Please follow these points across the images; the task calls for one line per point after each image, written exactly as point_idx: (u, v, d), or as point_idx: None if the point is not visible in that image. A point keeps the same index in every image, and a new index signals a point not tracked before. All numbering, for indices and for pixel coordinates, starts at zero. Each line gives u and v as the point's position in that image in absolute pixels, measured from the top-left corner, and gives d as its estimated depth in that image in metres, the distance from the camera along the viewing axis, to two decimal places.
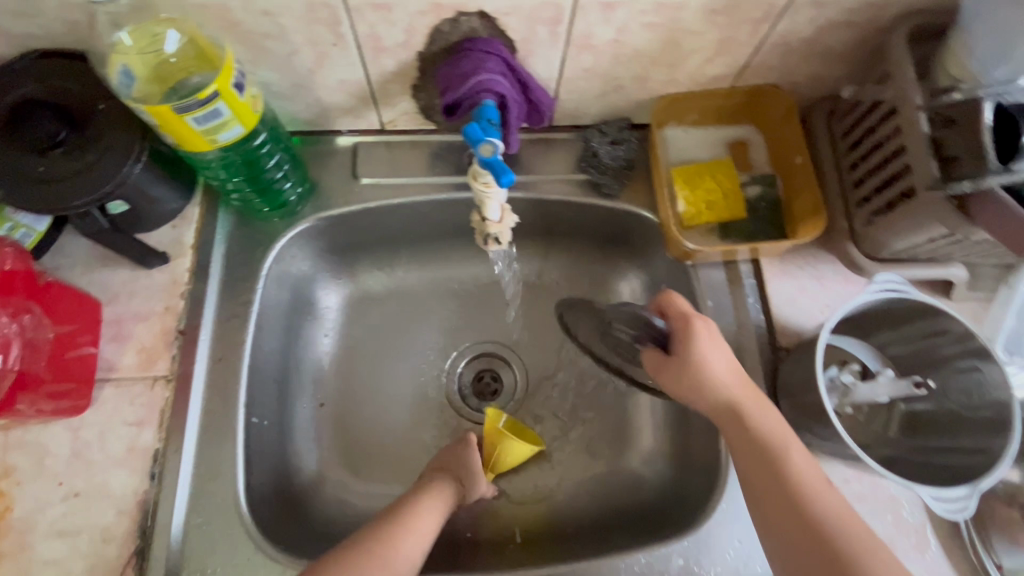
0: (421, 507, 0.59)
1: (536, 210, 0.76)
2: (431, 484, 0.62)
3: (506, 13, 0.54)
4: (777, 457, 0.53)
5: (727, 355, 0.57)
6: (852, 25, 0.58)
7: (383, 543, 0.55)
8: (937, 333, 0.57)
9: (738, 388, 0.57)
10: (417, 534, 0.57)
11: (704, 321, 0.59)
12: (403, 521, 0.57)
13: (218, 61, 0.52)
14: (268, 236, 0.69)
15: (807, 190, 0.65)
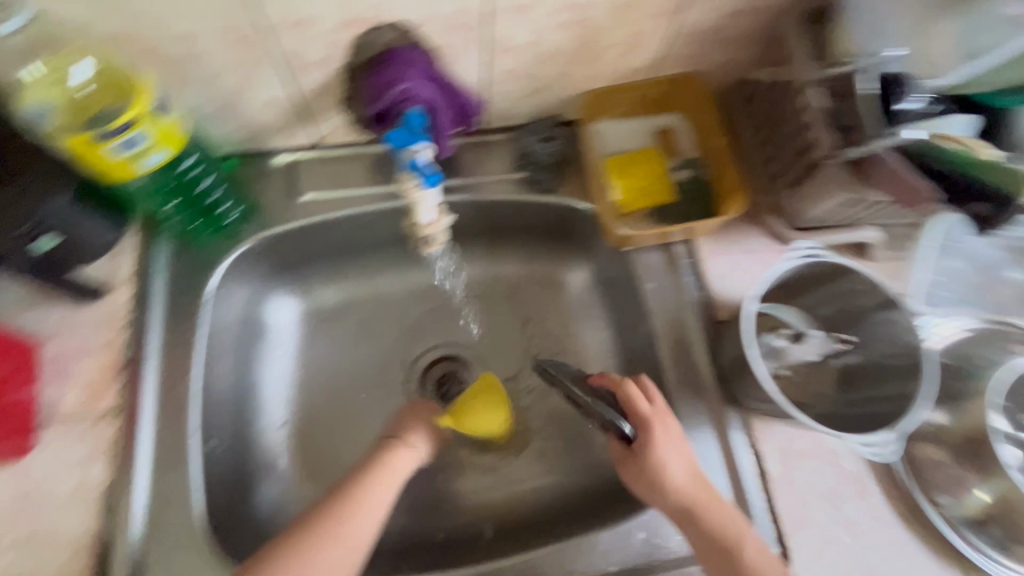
0: (383, 469, 0.60)
1: (479, 211, 0.77)
2: (391, 447, 0.63)
3: (423, 23, 0.56)
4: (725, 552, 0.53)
5: (681, 455, 0.57)
6: (750, 12, 0.62)
7: (353, 509, 0.56)
8: (854, 292, 0.61)
9: (693, 481, 0.56)
10: (382, 496, 0.58)
11: (660, 420, 0.58)
12: (367, 483, 0.58)
13: (127, 85, 0.51)
14: (209, 260, 0.68)
15: (729, 169, 0.69)
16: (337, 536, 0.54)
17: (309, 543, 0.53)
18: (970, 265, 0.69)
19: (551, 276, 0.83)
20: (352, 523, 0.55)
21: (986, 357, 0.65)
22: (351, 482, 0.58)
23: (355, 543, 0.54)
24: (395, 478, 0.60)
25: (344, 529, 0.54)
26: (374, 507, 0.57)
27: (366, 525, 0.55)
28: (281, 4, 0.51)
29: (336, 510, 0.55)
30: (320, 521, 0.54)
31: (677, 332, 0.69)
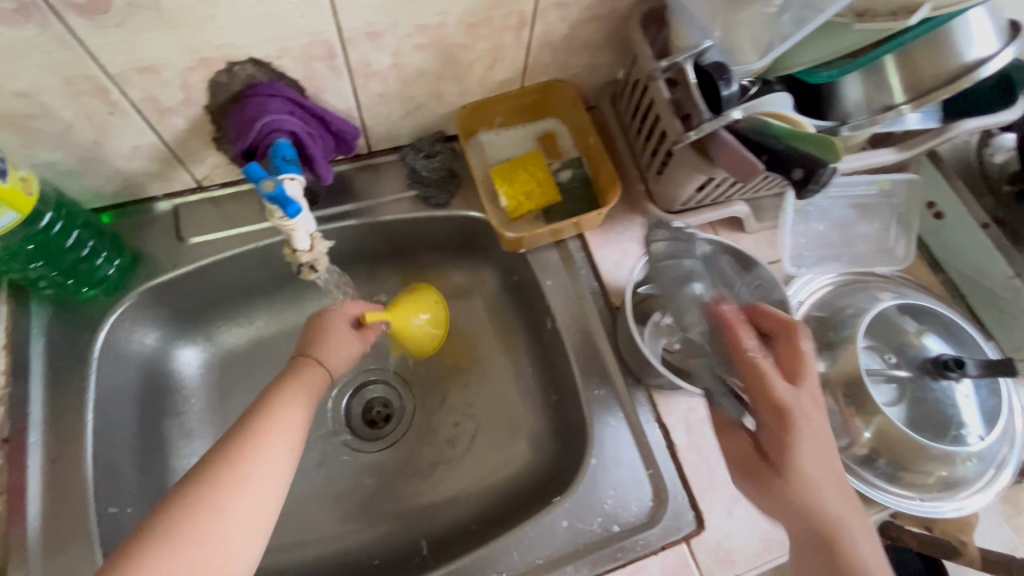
0: (294, 387, 0.55)
1: (378, 233, 0.78)
2: (300, 367, 0.58)
3: (278, 57, 0.57)
4: (845, 555, 0.47)
5: (824, 462, 0.48)
6: (597, 18, 0.66)
7: (275, 432, 0.51)
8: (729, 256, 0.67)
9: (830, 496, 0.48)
10: (298, 414, 0.53)
11: (809, 415, 0.49)
12: (279, 403, 0.53)
13: None
14: (94, 316, 0.65)
15: (604, 164, 0.73)
16: (261, 452, 0.49)
17: (227, 476, 0.46)
18: (827, 226, 0.77)
19: (461, 286, 0.85)
20: (274, 444, 0.50)
21: (855, 306, 0.71)
22: (261, 407, 0.53)
23: (280, 466, 0.49)
24: (309, 395, 0.56)
25: (266, 455, 0.49)
26: (294, 427, 0.52)
27: (289, 446, 0.51)
28: (121, 51, 0.51)
29: (253, 437, 0.49)
30: (234, 449, 0.48)
31: (580, 324, 0.72)
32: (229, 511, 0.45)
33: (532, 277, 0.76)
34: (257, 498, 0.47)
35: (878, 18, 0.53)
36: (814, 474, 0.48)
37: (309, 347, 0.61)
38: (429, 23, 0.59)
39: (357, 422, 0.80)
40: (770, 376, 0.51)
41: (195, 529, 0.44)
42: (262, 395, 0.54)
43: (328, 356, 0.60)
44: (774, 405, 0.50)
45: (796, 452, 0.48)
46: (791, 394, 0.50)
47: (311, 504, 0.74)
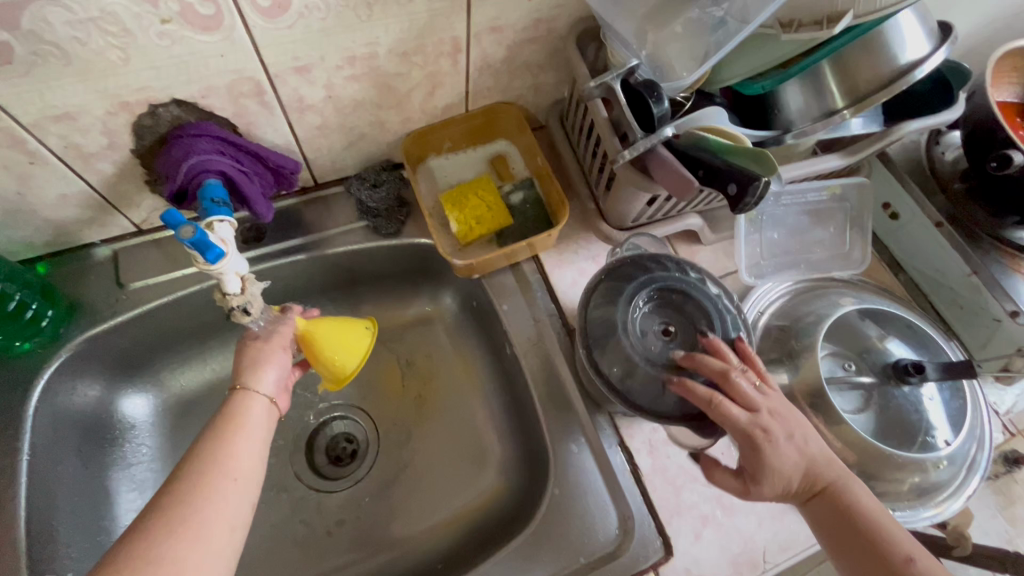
0: (237, 426, 0.51)
1: (330, 266, 0.76)
2: (240, 402, 0.52)
3: (203, 96, 0.55)
4: (843, 500, 0.52)
5: (793, 441, 0.52)
6: (534, 39, 0.66)
7: (224, 482, 0.46)
8: (669, 286, 0.59)
9: (809, 457, 0.53)
10: (247, 456, 0.49)
11: (766, 427, 0.52)
12: (223, 446, 0.48)
13: None
14: (29, 372, 0.62)
15: (553, 184, 0.73)
16: (205, 503, 0.44)
17: (169, 544, 0.41)
18: (782, 233, 0.76)
19: (421, 314, 0.84)
20: (221, 494, 0.45)
21: (814, 313, 0.69)
22: (199, 454, 0.47)
23: (232, 518, 0.45)
24: (255, 430, 0.51)
25: (215, 507, 0.44)
26: (245, 471, 0.48)
27: (244, 492, 0.47)
28: (33, 100, 0.49)
29: (198, 492, 0.44)
30: (174, 511, 0.43)
31: (539, 348, 0.70)
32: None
33: (489, 301, 0.74)
34: (209, 562, 0.42)
35: (802, 28, 0.53)
36: (791, 460, 0.52)
37: (241, 376, 0.55)
38: (359, 54, 0.58)
39: (319, 460, 0.77)
40: (731, 410, 0.51)
41: None
42: (200, 439, 0.49)
43: (264, 380, 0.55)
44: (745, 430, 0.51)
45: (772, 455, 0.51)
46: (749, 415, 0.52)
47: (269, 551, 0.70)
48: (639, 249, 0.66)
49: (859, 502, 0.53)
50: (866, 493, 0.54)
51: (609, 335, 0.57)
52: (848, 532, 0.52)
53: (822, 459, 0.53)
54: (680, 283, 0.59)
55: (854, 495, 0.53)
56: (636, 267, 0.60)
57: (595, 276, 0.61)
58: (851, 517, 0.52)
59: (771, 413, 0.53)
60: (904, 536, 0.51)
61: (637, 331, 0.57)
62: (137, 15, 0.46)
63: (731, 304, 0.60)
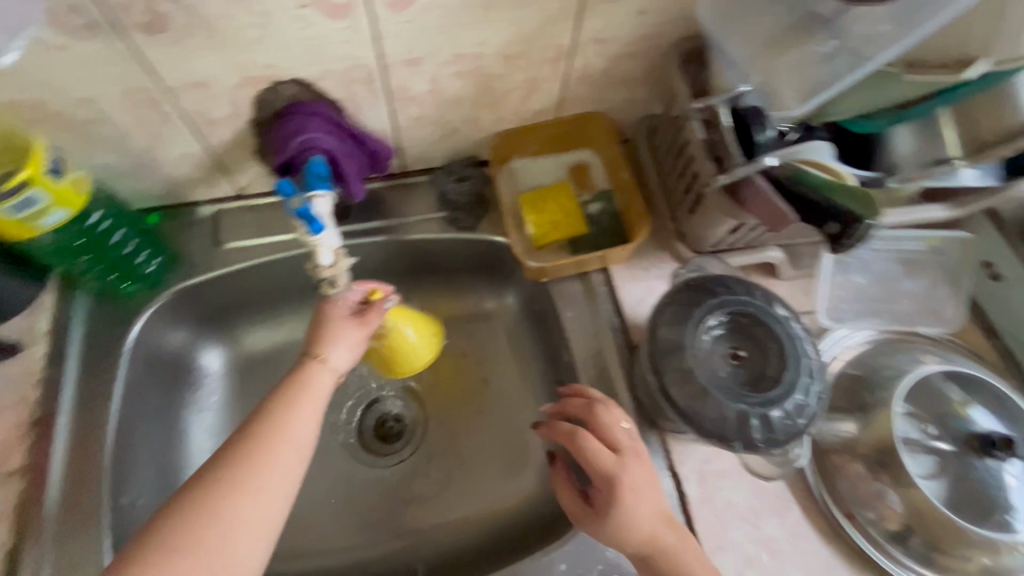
0: (299, 392, 0.54)
1: (406, 251, 0.79)
2: (303, 369, 0.56)
3: (320, 78, 0.59)
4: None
5: (654, 494, 0.54)
6: (636, 54, 0.66)
7: (276, 443, 0.50)
8: (744, 310, 0.57)
9: (661, 520, 0.54)
10: (307, 425, 0.52)
11: (627, 468, 0.55)
12: (288, 412, 0.52)
13: (29, 149, 0.51)
14: (130, 312, 0.68)
15: (635, 200, 0.73)
16: (263, 466, 0.48)
17: (224, 495, 0.46)
18: (869, 279, 0.73)
19: (481, 311, 0.85)
20: (278, 460, 0.49)
21: (893, 367, 0.67)
22: (265, 415, 0.52)
23: (285, 483, 0.49)
24: (319, 400, 0.55)
25: (272, 471, 0.48)
26: (304, 441, 0.52)
27: (296, 454, 0.51)
28: (177, 67, 0.54)
29: (256, 450, 0.49)
30: (239, 467, 0.48)
31: (598, 360, 0.70)
32: (230, 537, 0.45)
33: (552, 308, 0.74)
34: (257, 522, 0.47)
35: (929, 67, 0.51)
36: (642, 521, 0.53)
37: (313, 343, 0.58)
38: (466, 53, 0.60)
39: (367, 434, 0.80)
40: (595, 449, 0.55)
41: (199, 540, 0.44)
42: (269, 401, 0.53)
43: (335, 353, 0.58)
44: (605, 470, 0.55)
45: (631, 507, 0.53)
46: (613, 455, 0.55)
47: (315, 510, 0.75)
48: (704, 271, 0.62)
49: None
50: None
51: (676, 359, 0.55)
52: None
53: (672, 540, 0.53)
54: (753, 307, 0.57)
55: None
56: (702, 291, 0.58)
57: (661, 298, 0.59)
58: None
59: (634, 459, 0.55)
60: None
61: (704, 351, 0.55)
62: None
63: (801, 328, 0.57)
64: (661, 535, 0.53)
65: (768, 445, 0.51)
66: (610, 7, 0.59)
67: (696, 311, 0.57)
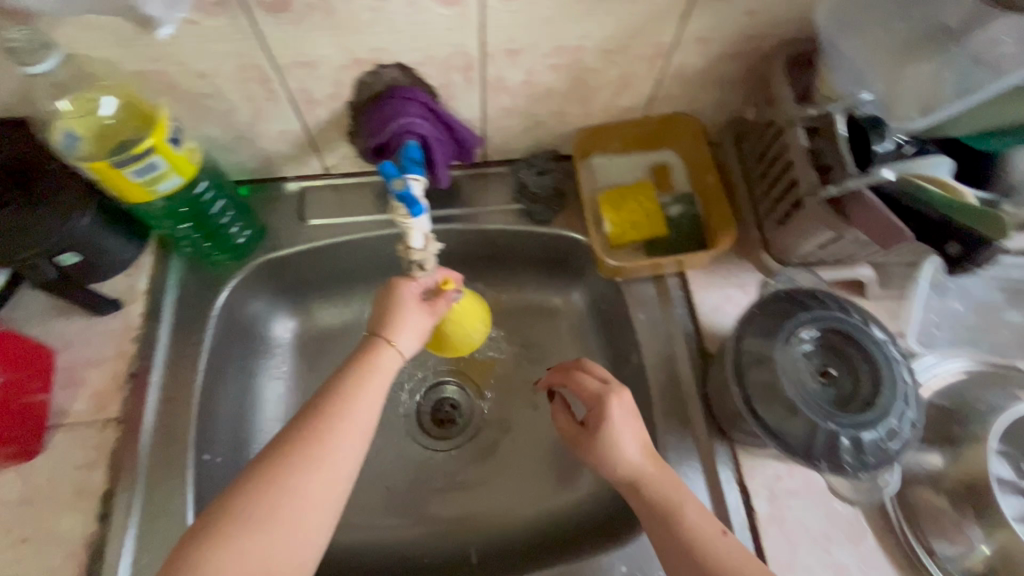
0: (364, 374, 0.55)
1: (478, 240, 0.79)
2: (369, 349, 0.57)
3: (421, 64, 0.60)
4: (669, 520, 0.53)
5: (640, 428, 0.58)
6: (737, 55, 0.64)
7: (338, 423, 0.51)
8: (838, 327, 0.55)
9: (649, 453, 0.57)
10: (371, 407, 0.54)
11: (617, 395, 0.58)
12: (354, 392, 0.53)
13: (151, 118, 0.54)
14: (220, 278, 0.71)
15: (719, 206, 0.71)
16: (330, 445, 0.50)
17: (290, 471, 0.48)
18: (968, 307, 0.69)
19: (549, 306, 0.84)
20: (344, 440, 0.51)
21: (988, 401, 0.63)
22: (330, 393, 0.53)
23: (349, 462, 0.51)
24: (383, 382, 0.56)
25: (338, 451, 0.50)
26: (368, 423, 0.53)
27: (357, 434, 0.52)
28: (291, 46, 0.55)
29: (319, 428, 0.50)
30: (308, 445, 0.49)
31: (668, 365, 0.69)
32: (298, 511, 0.47)
33: (623, 309, 0.73)
34: (324, 498, 0.48)
35: None
36: (632, 449, 0.56)
37: (374, 323, 0.59)
38: (567, 46, 0.60)
39: (424, 417, 0.80)
40: (581, 379, 0.61)
41: (270, 511, 0.46)
42: (336, 380, 0.54)
43: (401, 336, 0.58)
44: (592, 396, 0.59)
45: (618, 431, 0.57)
46: (600, 383, 0.60)
47: (373, 488, 0.76)
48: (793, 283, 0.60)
49: (686, 512, 0.53)
50: (703, 519, 0.53)
51: (765, 370, 0.53)
52: (678, 555, 0.52)
53: (657, 468, 0.56)
54: (845, 324, 0.55)
55: (683, 519, 0.53)
56: (793, 303, 0.56)
57: (747, 307, 0.57)
58: (674, 523, 0.53)
59: (620, 389, 0.59)
60: (739, 565, 0.50)
61: (797, 365, 0.53)
62: None
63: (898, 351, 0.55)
64: (646, 461, 0.56)
65: (854, 468, 0.50)
66: (719, 5, 0.57)
67: (787, 324, 0.55)
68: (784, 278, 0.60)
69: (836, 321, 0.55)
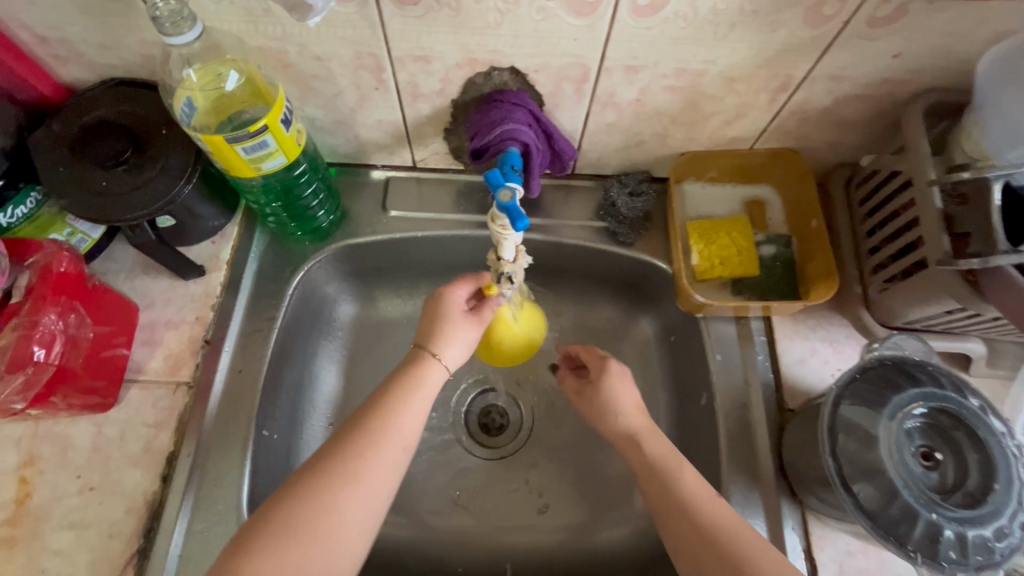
0: (409, 389, 0.54)
1: (553, 253, 0.76)
2: (413, 363, 0.56)
3: (535, 70, 0.58)
4: (665, 477, 0.56)
5: (636, 393, 0.63)
6: (868, 97, 0.60)
7: (380, 438, 0.50)
8: (950, 410, 0.51)
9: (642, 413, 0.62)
10: (413, 421, 0.53)
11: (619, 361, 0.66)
12: (398, 407, 0.52)
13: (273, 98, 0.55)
14: (298, 257, 0.71)
15: (821, 254, 0.67)
16: (372, 461, 0.49)
17: (334, 485, 0.47)
18: None
19: (614, 329, 0.79)
20: (386, 456, 0.50)
21: None
22: (373, 406, 0.52)
23: (389, 477, 0.50)
24: (427, 395, 0.55)
25: (379, 466, 0.49)
26: (410, 437, 0.52)
27: (398, 451, 0.51)
28: (411, 39, 0.54)
29: (362, 441, 0.50)
30: (352, 459, 0.49)
31: (741, 413, 0.65)
32: (339, 526, 0.46)
33: (699, 346, 0.70)
34: (365, 515, 0.48)
35: None
36: (626, 407, 0.62)
37: (421, 334, 0.58)
38: (690, 68, 0.57)
39: (471, 423, 0.79)
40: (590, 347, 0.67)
41: (310, 524, 0.45)
42: (380, 393, 0.53)
43: (448, 352, 0.57)
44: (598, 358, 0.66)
45: (619, 388, 0.63)
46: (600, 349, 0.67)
47: (416, 488, 0.75)
48: (902, 350, 0.55)
49: (678, 469, 0.56)
50: (697, 480, 0.55)
51: (853, 439, 0.50)
52: (673, 512, 0.54)
53: (653, 428, 0.61)
54: (959, 409, 0.50)
55: (678, 476, 0.55)
56: (901, 374, 0.52)
57: (847, 371, 0.53)
58: (666, 477, 0.56)
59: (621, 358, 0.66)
60: (730, 520, 0.52)
61: (898, 445, 0.49)
62: None
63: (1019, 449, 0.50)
64: (641, 418, 0.61)
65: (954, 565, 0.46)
66: (864, 43, 0.53)
67: (894, 401, 0.51)
68: (894, 343, 0.55)
69: (947, 403, 0.51)
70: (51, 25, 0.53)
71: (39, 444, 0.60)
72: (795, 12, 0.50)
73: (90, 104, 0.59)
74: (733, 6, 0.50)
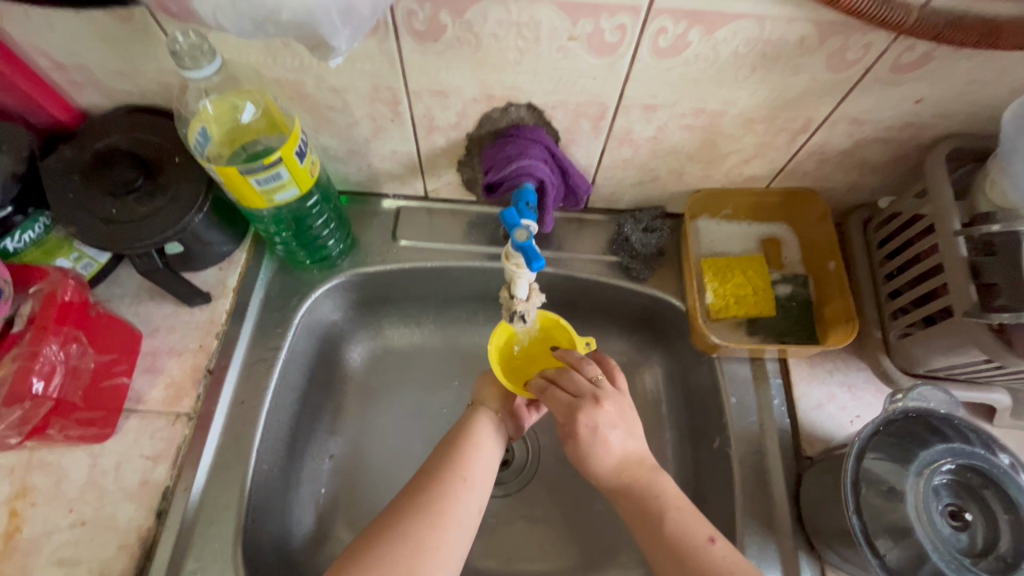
0: (468, 439, 0.57)
1: (564, 286, 0.74)
2: (475, 419, 0.59)
3: (553, 107, 0.58)
4: (649, 513, 0.52)
5: (624, 435, 0.55)
6: (890, 140, 0.59)
7: (459, 485, 0.53)
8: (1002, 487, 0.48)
9: (630, 444, 0.55)
10: (481, 466, 0.55)
11: (604, 408, 0.55)
12: (459, 453, 0.55)
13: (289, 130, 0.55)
14: (305, 286, 0.70)
15: (840, 296, 0.65)
16: (447, 501, 0.51)
17: (422, 528, 0.49)
18: None
19: (624, 365, 0.77)
20: (456, 494, 0.52)
21: None
22: (448, 456, 0.55)
23: (467, 514, 0.51)
24: (488, 442, 0.58)
25: (454, 502, 0.51)
26: (479, 477, 0.54)
27: (473, 500, 0.52)
28: (429, 74, 0.54)
29: (443, 487, 0.52)
30: (420, 498, 0.51)
31: (758, 458, 0.63)
32: (426, 561, 0.47)
33: (714, 387, 0.67)
34: (451, 551, 0.49)
35: None
36: (612, 456, 0.54)
37: (479, 393, 0.62)
38: (708, 109, 0.57)
39: None
40: (554, 393, 0.57)
41: (394, 559, 0.46)
42: (444, 444, 0.57)
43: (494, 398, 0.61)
44: (569, 411, 0.55)
45: (592, 446, 0.54)
46: (588, 385, 0.56)
47: None
48: (925, 403, 0.52)
49: (667, 509, 0.52)
50: (694, 523, 0.51)
51: (876, 493, 0.49)
52: (660, 552, 0.50)
53: (634, 479, 0.54)
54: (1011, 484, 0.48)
55: (665, 517, 0.51)
56: (926, 428, 0.51)
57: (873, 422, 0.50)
58: (653, 518, 0.52)
59: (602, 398, 0.55)
60: (733, 566, 0.48)
61: (931, 512, 0.47)
62: (555, 28, 0.49)
63: None
64: (624, 476, 0.54)
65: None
66: (887, 88, 0.52)
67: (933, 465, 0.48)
68: (916, 395, 0.52)
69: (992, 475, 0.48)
70: (70, 52, 0.53)
71: (32, 474, 0.58)
72: (816, 58, 0.50)
73: (103, 130, 0.59)
74: (755, 49, 0.49)
